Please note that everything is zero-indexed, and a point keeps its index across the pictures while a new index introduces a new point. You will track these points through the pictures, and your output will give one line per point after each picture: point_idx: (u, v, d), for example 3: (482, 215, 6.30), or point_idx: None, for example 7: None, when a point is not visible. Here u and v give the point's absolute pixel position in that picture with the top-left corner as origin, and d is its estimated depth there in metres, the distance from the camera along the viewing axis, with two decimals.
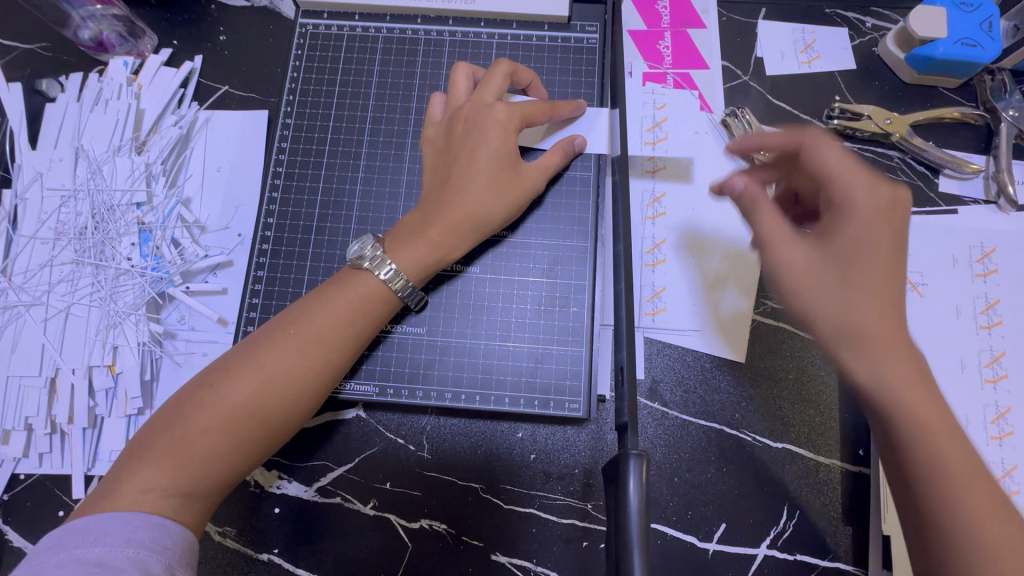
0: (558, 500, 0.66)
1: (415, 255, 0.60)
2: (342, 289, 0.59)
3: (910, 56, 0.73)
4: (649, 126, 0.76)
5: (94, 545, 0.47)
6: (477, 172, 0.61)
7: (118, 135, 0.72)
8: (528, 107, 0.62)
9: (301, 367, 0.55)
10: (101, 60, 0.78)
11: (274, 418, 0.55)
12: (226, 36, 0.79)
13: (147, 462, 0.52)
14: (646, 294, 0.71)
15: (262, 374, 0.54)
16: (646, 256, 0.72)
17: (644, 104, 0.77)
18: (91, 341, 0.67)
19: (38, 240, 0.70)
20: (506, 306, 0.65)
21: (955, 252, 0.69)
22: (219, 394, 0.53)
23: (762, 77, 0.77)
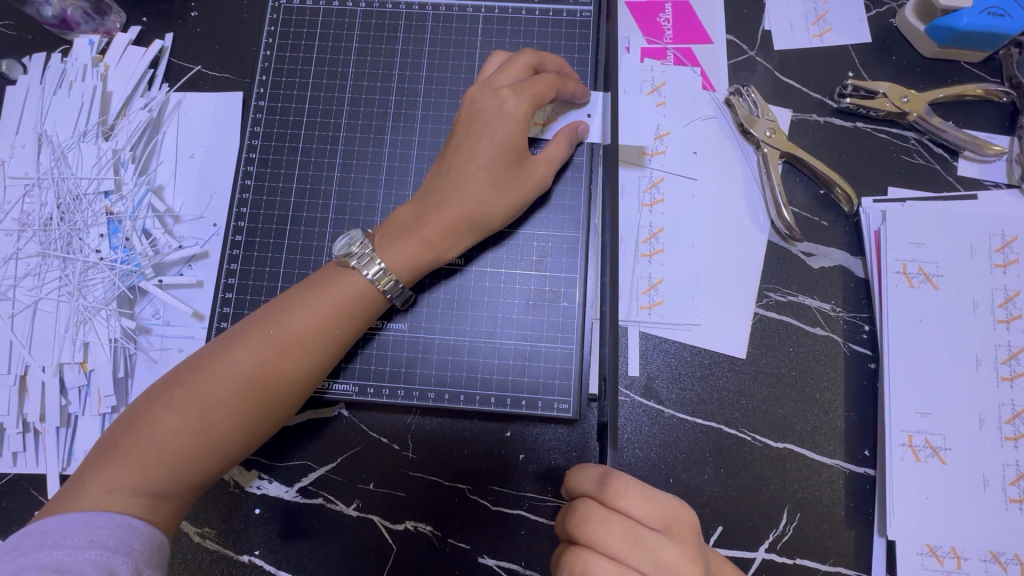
0: (548, 502, 0.63)
1: (407, 254, 0.56)
2: (325, 287, 0.55)
3: (932, 27, 0.67)
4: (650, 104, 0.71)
5: (53, 548, 0.44)
6: (479, 164, 0.56)
7: (84, 120, 0.69)
8: (538, 87, 0.56)
9: (279, 368, 0.52)
10: (66, 39, 0.74)
11: (249, 420, 0.52)
12: (198, 13, 0.74)
13: (114, 460, 0.49)
14: (642, 287, 0.67)
15: (237, 374, 0.51)
16: (642, 246, 0.68)
17: (643, 82, 0.71)
18: (62, 337, 0.64)
19: (2, 231, 0.66)
20: (492, 301, 0.62)
21: (974, 241, 0.65)
22: (190, 393, 0.51)
23: (769, 52, 0.72)
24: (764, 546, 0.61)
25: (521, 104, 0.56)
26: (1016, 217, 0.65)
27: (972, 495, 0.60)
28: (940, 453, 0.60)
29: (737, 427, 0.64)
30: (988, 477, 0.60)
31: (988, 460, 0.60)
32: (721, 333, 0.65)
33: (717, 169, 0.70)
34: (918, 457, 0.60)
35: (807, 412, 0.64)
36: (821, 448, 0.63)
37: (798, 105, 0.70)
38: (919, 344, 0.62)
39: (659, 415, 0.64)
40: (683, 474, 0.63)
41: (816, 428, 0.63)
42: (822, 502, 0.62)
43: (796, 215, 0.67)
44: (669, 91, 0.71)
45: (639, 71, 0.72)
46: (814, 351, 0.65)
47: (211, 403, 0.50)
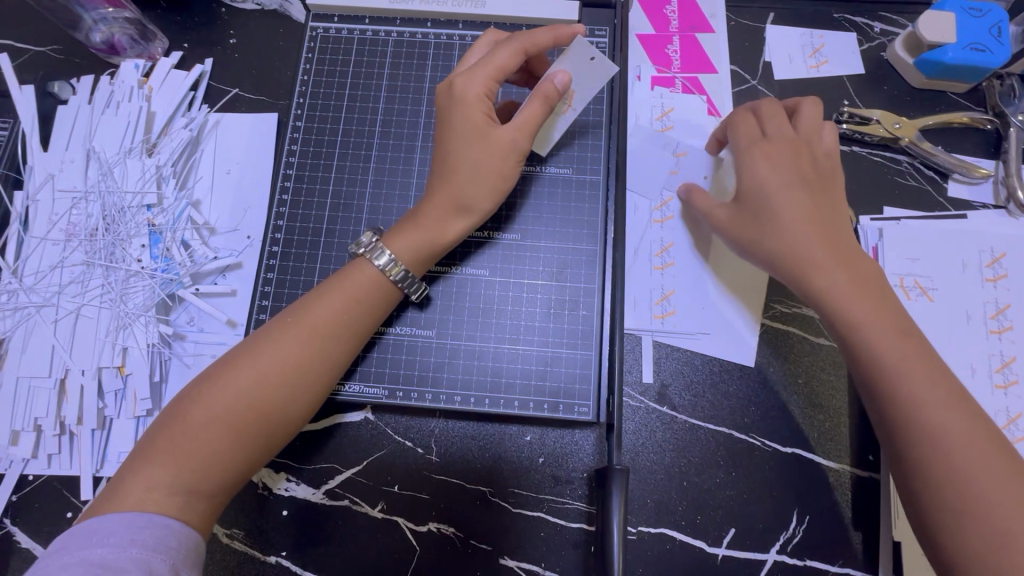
0: (567, 504, 0.65)
1: (413, 245, 0.59)
2: (339, 279, 0.59)
3: (919, 60, 0.73)
4: (659, 128, 0.76)
5: (97, 546, 0.45)
6: (467, 149, 0.59)
7: (130, 137, 0.73)
8: (503, 53, 0.60)
9: (299, 354, 0.55)
10: (112, 62, 0.78)
11: (276, 412, 0.54)
12: (237, 40, 0.80)
13: (150, 459, 0.51)
14: (655, 297, 0.71)
15: (264, 366, 0.54)
16: (655, 259, 0.72)
17: (652, 107, 0.77)
18: (102, 342, 0.67)
19: (49, 241, 0.70)
20: (516, 308, 0.65)
21: (965, 257, 0.69)
22: (220, 388, 0.53)
23: (770, 82, 0.77)
24: (776, 548, 0.64)
25: (489, 82, 0.60)
26: (1004, 235, 0.70)
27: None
28: None
29: (747, 432, 0.67)
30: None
31: None
32: (732, 340, 0.69)
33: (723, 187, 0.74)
34: None
35: (814, 418, 0.67)
36: (828, 452, 0.66)
37: None
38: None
39: (672, 421, 0.67)
40: (696, 477, 0.66)
41: (823, 433, 0.66)
42: (830, 505, 0.65)
43: None
44: (678, 116, 0.76)
45: (648, 98, 0.77)
46: (820, 359, 0.68)
47: (236, 394, 0.53)
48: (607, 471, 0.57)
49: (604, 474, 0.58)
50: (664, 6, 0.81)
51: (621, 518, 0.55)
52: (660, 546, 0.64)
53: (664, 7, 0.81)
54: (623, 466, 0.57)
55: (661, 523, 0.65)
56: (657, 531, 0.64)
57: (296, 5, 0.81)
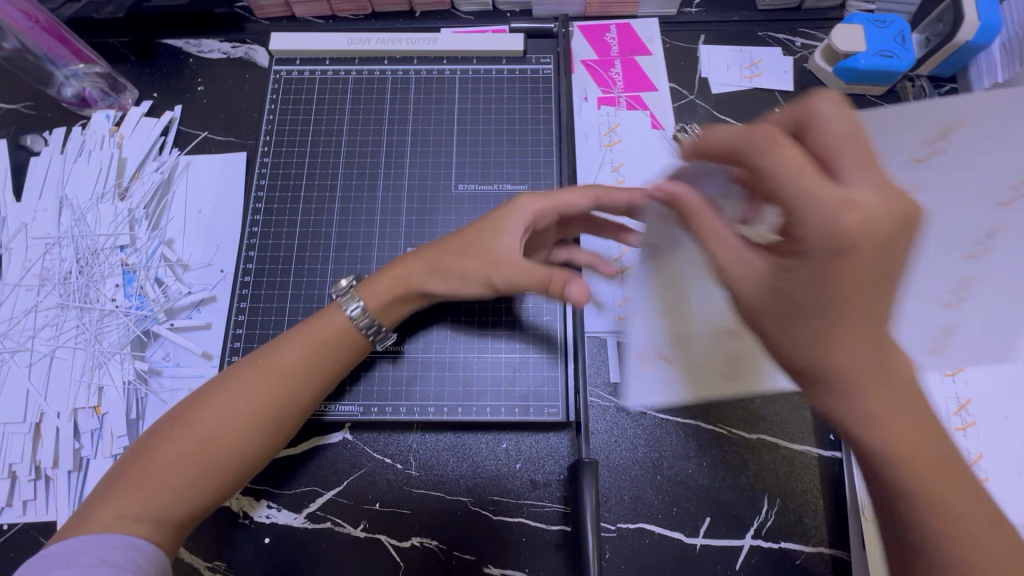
0: (546, 508, 0.67)
1: (378, 293, 0.61)
2: (315, 318, 0.61)
3: (837, 69, 0.80)
4: (607, 142, 0.81)
5: (67, 568, 0.47)
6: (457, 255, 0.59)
7: (102, 183, 0.75)
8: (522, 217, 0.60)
9: (273, 390, 0.56)
10: (84, 115, 0.82)
11: (250, 445, 0.55)
12: (204, 87, 0.84)
13: (120, 489, 0.52)
14: (618, 299, 0.73)
15: (232, 400, 0.55)
16: (614, 262, 0.75)
17: (600, 123, 0.82)
18: (77, 383, 0.68)
19: (23, 287, 0.71)
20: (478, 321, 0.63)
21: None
22: (191, 422, 0.54)
23: (707, 96, 0.84)
24: (751, 533, 0.66)
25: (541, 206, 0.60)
26: None
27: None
28: None
29: (713, 422, 0.69)
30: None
31: None
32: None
33: None
34: None
35: (775, 403, 0.70)
36: (792, 436, 0.69)
37: None
38: None
39: (642, 417, 0.70)
40: (669, 471, 0.68)
41: (785, 418, 0.70)
42: (796, 486, 0.67)
43: None
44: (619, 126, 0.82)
45: (593, 118, 0.83)
46: None
47: (210, 426, 0.54)
48: (577, 465, 0.60)
49: (573, 468, 0.60)
50: (605, 33, 0.87)
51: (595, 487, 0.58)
52: (639, 541, 0.65)
53: (605, 34, 0.87)
54: (591, 458, 0.60)
55: (639, 518, 0.66)
56: (635, 527, 0.66)
57: (260, 51, 0.86)
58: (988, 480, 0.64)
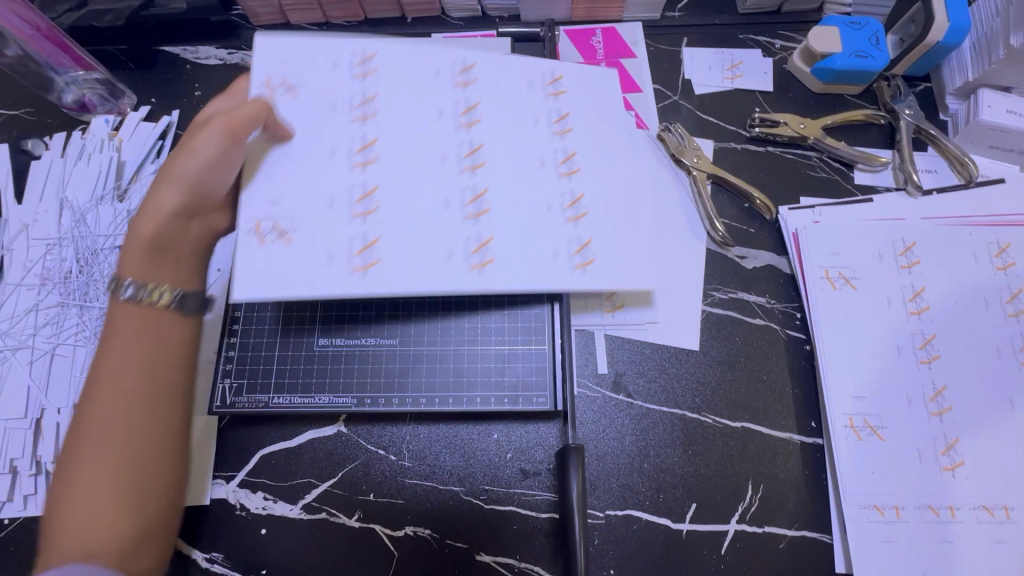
0: (536, 496, 0.68)
1: (136, 260, 0.52)
2: (120, 313, 0.50)
3: (815, 69, 0.83)
4: (270, 90, 0.61)
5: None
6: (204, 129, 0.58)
7: (102, 185, 0.77)
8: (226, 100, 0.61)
9: (149, 393, 0.49)
10: (83, 119, 0.84)
11: (154, 456, 0.49)
12: (201, 91, 0.86)
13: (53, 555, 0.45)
14: (471, 247, 0.58)
15: (102, 402, 0.47)
16: (467, 207, 0.60)
17: (275, 60, 0.62)
18: (77, 379, 0.70)
19: (24, 286, 0.73)
20: (255, 237, 0.57)
21: (335, 143, 0.61)
22: (80, 472, 0.46)
23: (690, 96, 0.86)
24: (736, 518, 0.67)
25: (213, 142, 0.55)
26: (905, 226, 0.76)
27: (898, 462, 0.67)
28: (879, 431, 0.68)
29: (698, 411, 0.71)
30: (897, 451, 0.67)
31: (921, 434, 0.68)
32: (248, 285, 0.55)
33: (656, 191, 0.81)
34: (860, 436, 0.68)
35: (757, 392, 0.72)
36: (775, 424, 0.71)
37: (718, 136, 0.84)
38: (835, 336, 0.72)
39: (629, 407, 0.72)
40: (655, 458, 0.70)
41: (768, 406, 0.72)
42: (779, 472, 0.69)
43: (728, 226, 0.79)
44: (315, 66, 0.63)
45: (315, 79, 0.62)
46: (759, 338, 0.74)
47: (111, 459, 0.47)
48: (564, 451, 0.62)
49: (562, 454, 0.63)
50: (591, 36, 0.90)
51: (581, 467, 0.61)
52: (627, 527, 0.67)
53: (591, 37, 0.90)
54: (578, 445, 0.63)
55: (627, 505, 0.68)
56: (624, 513, 0.68)
57: None
58: (960, 464, 0.66)
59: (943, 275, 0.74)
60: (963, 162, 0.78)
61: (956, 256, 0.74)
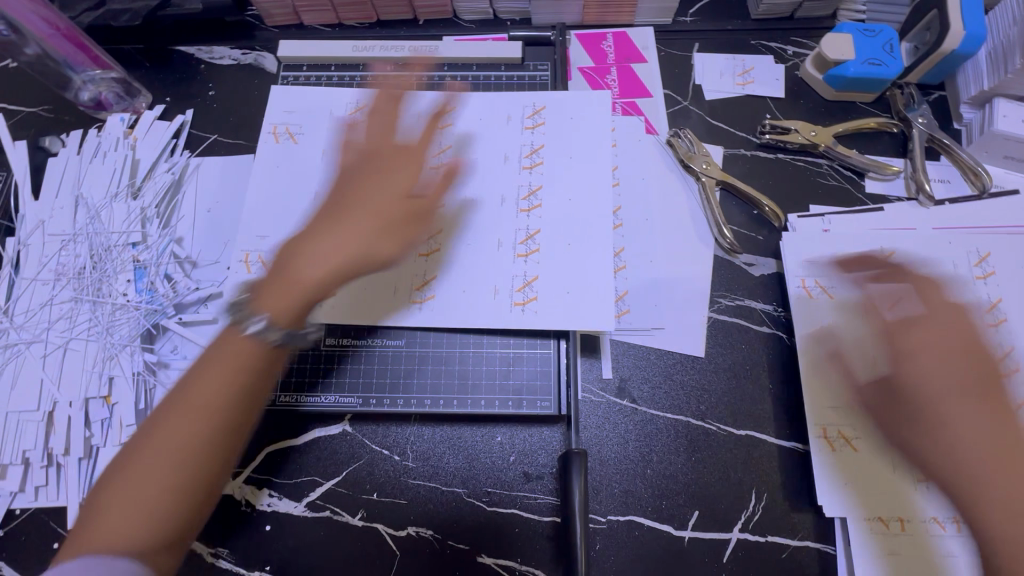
0: (539, 499, 0.69)
1: (284, 296, 0.53)
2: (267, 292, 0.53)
3: (827, 76, 0.83)
4: (353, 122, 0.77)
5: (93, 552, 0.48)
6: (357, 182, 0.60)
7: (116, 183, 0.79)
8: (378, 126, 0.66)
9: (233, 374, 0.51)
10: (100, 118, 0.85)
11: (191, 462, 0.49)
12: (215, 91, 0.87)
13: (93, 527, 0.47)
14: (517, 285, 0.67)
15: (223, 377, 0.51)
16: (519, 247, 0.69)
17: (347, 104, 0.78)
18: (88, 374, 0.71)
19: (39, 281, 0.74)
20: (243, 266, 0.70)
21: (321, 190, 0.73)
22: (122, 481, 0.48)
23: (700, 102, 0.86)
24: (738, 526, 0.67)
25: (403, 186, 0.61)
26: (914, 237, 0.75)
27: (874, 474, 0.66)
28: (852, 442, 0.67)
29: (702, 419, 0.71)
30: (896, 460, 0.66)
31: None
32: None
33: (664, 196, 0.81)
34: (833, 447, 0.67)
35: (761, 400, 0.72)
36: (779, 433, 0.71)
37: (728, 142, 0.84)
38: (840, 346, 0.71)
39: (634, 412, 0.72)
40: (658, 465, 0.69)
41: (772, 415, 0.71)
42: (782, 481, 0.69)
43: (736, 233, 0.79)
44: (370, 112, 0.78)
45: (326, 134, 0.76)
46: (765, 347, 0.74)
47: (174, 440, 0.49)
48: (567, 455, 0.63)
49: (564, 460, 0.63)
50: (602, 41, 0.90)
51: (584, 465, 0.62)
52: (628, 533, 0.67)
53: (602, 42, 0.90)
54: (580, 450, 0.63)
55: (629, 510, 0.68)
56: (626, 519, 0.68)
57: (269, 58, 0.89)
58: None
59: None
60: (977, 173, 0.77)
61: (936, 266, 0.74)
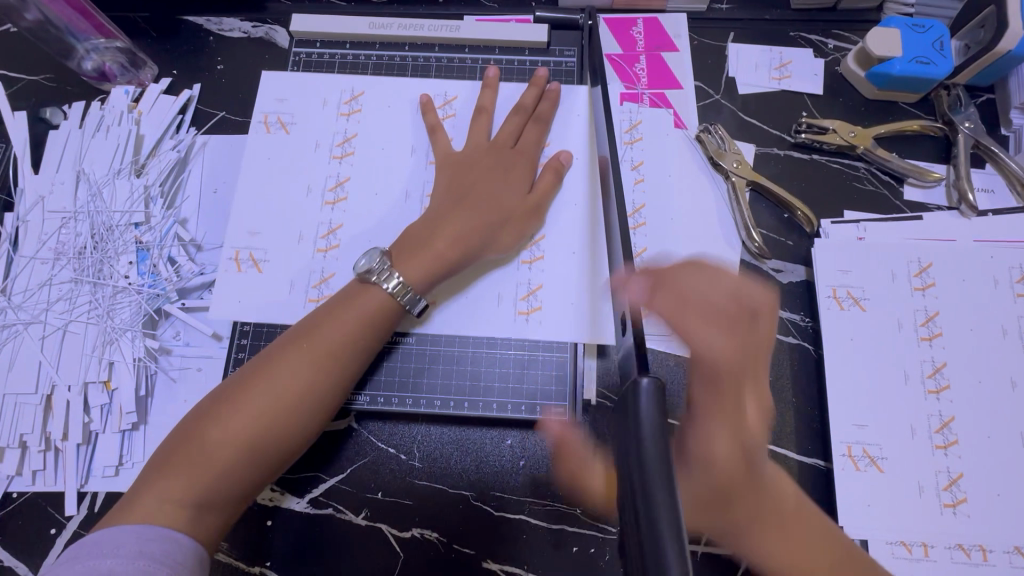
0: (547, 506, 0.66)
1: (422, 262, 0.62)
2: (349, 302, 0.60)
3: (870, 73, 0.78)
4: (346, 112, 0.75)
5: (106, 556, 0.47)
6: (479, 177, 0.68)
7: (119, 160, 0.75)
8: (508, 125, 0.71)
9: (314, 376, 0.57)
10: (103, 89, 0.82)
11: (271, 441, 0.55)
12: (224, 65, 0.83)
13: (165, 472, 0.52)
14: (521, 293, 0.67)
15: (312, 371, 0.57)
16: (522, 254, 0.69)
17: (342, 91, 0.76)
18: (88, 358, 0.69)
19: (38, 260, 0.72)
20: (236, 262, 0.70)
21: (313, 181, 0.73)
22: (210, 434, 0.53)
23: (733, 96, 0.82)
24: None
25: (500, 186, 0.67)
26: (952, 249, 0.71)
27: (899, 496, 0.64)
28: (878, 462, 0.65)
29: None
30: (923, 483, 0.64)
31: (922, 468, 0.64)
32: (228, 307, 0.68)
33: (690, 195, 0.77)
34: (858, 466, 0.65)
35: (783, 413, 0.69)
36: (800, 448, 0.68)
37: (760, 140, 0.79)
38: (868, 361, 0.68)
39: None
40: None
41: (794, 430, 0.68)
42: None
43: (765, 236, 0.75)
44: (460, 105, 0.76)
45: (374, 120, 0.75)
46: (790, 357, 0.71)
47: (253, 419, 0.54)
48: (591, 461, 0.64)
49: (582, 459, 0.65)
50: (631, 27, 0.85)
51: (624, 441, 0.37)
52: None
53: (631, 28, 0.85)
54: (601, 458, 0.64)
55: None
56: None
57: (281, 32, 0.85)
58: (963, 501, 0.63)
59: (962, 300, 0.70)
60: None
61: (975, 282, 0.70)
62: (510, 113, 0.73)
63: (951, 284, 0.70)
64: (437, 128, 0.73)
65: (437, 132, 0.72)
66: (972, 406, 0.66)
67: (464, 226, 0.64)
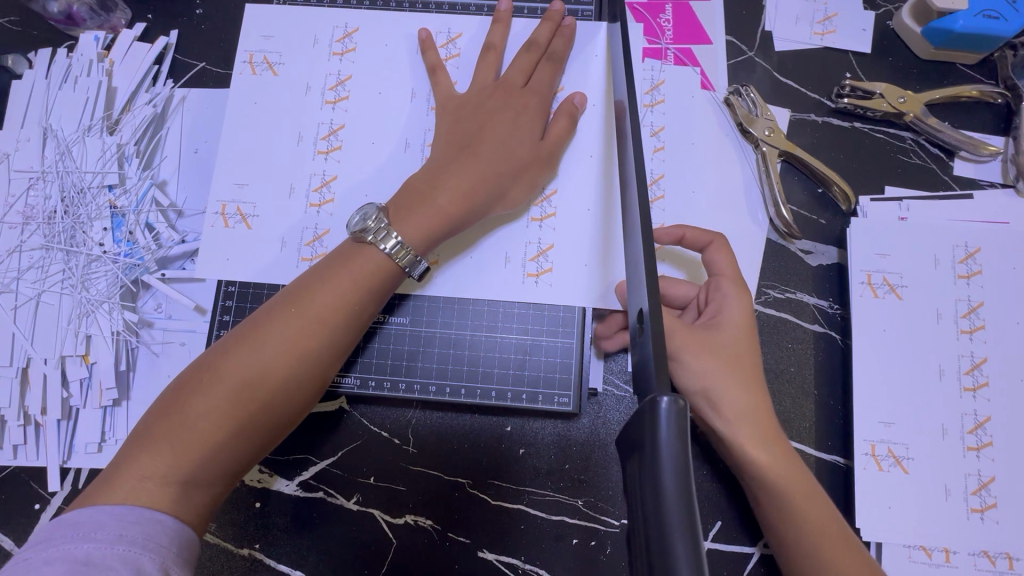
0: (547, 496, 0.63)
1: (423, 222, 0.56)
2: (344, 264, 0.55)
3: (928, 29, 0.68)
4: (338, 51, 0.68)
5: (83, 541, 0.41)
6: (482, 123, 0.61)
7: (89, 115, 0.69)
8: (518, 63, 0.64)
9: (307, 343, 0.52)
10: (71, 35, 0.74)
11: (265, 412, 0.50)
12: (203, 10, 0.75)
13: (147, 447, 0.47)
14: (530, 253, 0.62)
15: (304, 338, 0.52)
16: (533, 210, 0.63)
17: (334, 28, 0.69)
18: (64, 330, 0.65)
19: (6, 224, 0.67)
20: (220, 218, 0.64)
21: (302, 129, 0.66)
22: (194, 405, 0.48)
23: (769, 54, 0.73)
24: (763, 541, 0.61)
25: (511, 132, 0.60)
26: (1005, 233, 0.64)
27: (924, 498, 0.59)
28: (903, 463, 0.60)
29: None
30: (950, 486, 0.60)
31: (951, 470, 0.60)
32: (214, 264, 0.63)
33: (717, 164, 0.68)
34: (881, 467, 0.60)
35: (801, 406, 0.64)
36: (820, 444, 0.63)
37: (796, 105, 0.71)
38: (900, 355, 0.62)
39: None
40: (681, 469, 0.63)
41: (814, 425, 0.64)
42: None
43: (795, 214, 0.68)
44: (465, 44, 0.68)
45: (369, 62, 0.68)
46: (814, 347, 0.66)
47: (243, 387, 0.49)
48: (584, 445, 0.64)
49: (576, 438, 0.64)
50: None
51: (641, 470, 0.31)
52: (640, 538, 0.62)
53: None
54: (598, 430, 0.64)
55: None
56: None
57: None
58: (993, 506, 0.59)
59: (1008, 290, 0.63)
60: None
61: None
62: (521, 49, 0.65)
63: (1000, 271, 0.64)
64: (438, 66, 0.65)
65: (437, 70, 0.65)
66: (1011, 406, 0.61)
67: (470, 177, 0.58)
